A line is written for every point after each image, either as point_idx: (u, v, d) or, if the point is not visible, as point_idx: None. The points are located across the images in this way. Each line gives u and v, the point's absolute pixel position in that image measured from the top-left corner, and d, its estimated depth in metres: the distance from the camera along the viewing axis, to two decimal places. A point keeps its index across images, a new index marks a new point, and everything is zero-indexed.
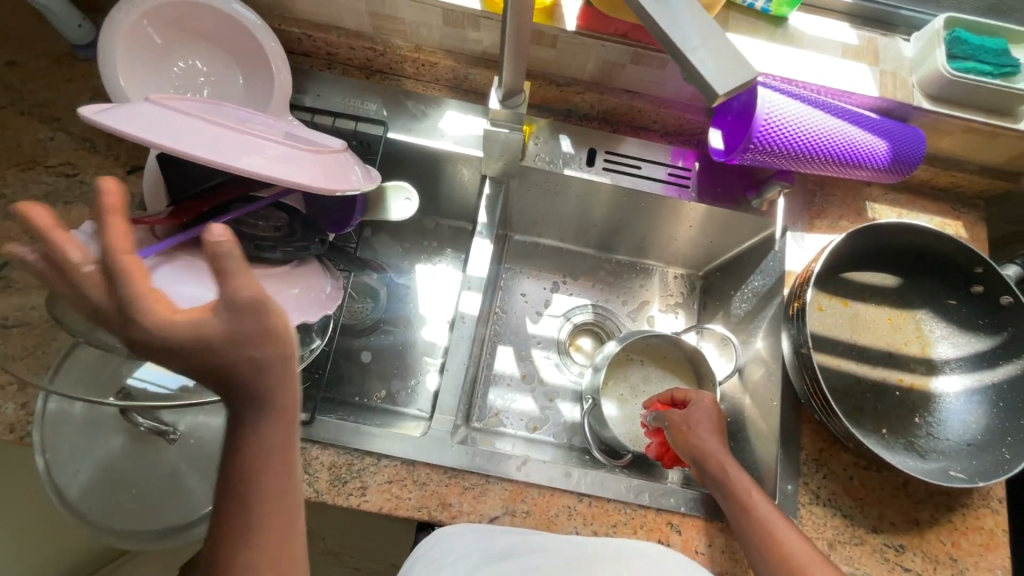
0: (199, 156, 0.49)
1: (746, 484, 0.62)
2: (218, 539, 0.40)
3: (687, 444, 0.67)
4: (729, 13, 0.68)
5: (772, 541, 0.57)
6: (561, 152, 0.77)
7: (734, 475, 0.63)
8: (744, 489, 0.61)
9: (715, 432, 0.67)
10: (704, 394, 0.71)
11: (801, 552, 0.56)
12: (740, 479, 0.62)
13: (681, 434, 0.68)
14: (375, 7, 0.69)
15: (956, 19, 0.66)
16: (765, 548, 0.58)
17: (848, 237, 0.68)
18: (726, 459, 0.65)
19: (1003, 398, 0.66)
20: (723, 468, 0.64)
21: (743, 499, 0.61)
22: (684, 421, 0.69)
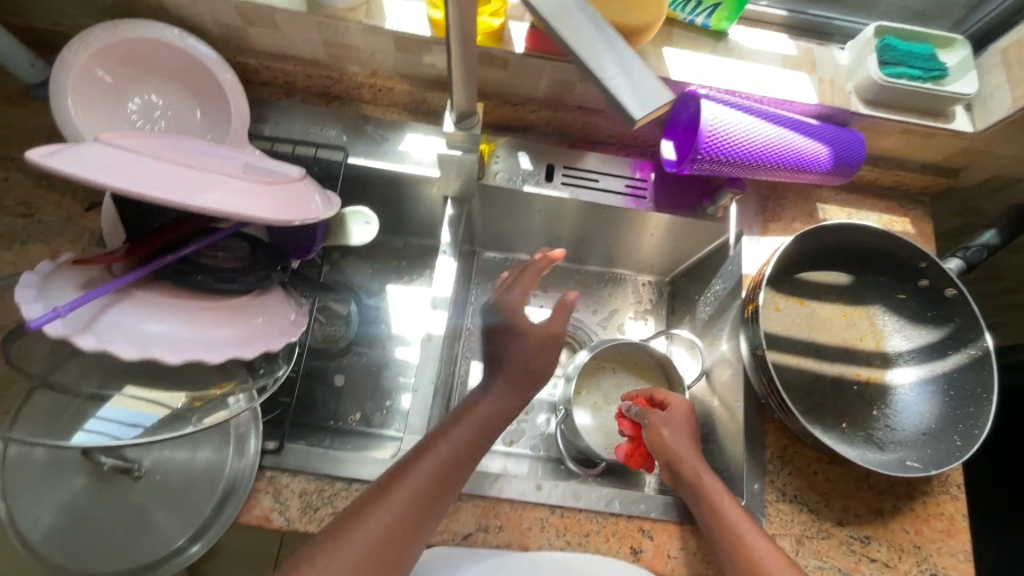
0: (153, 195, 0.50)
1: (715, 486, 0.63)
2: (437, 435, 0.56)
3: (663, 447, 0.68)
4: (672, 30, 0.71)
5: (740, 545, 0.59)
6: (520, 168, 0.79)
7: (704, 479, 0.64)
8: (713, 492, 0.63)
9: (688, 435, 0.69)
10: (680, 398, 0.73)
11: (770, 558, 0.57)
12: (708, 482, 0.64)
13: (656, 436, 0.69)
14: (328, 37, 0.70)
15: (885, 27, 0.70)
16: (734, 551, 0.59)
17: (797, 240, 0.71)
18: (697, 461, 0.66)
19: (953, 387, 0.68)
20: (694, 473, 0.65)
21: (713, 502, 0.62)
22: (663, 424, 0.70)
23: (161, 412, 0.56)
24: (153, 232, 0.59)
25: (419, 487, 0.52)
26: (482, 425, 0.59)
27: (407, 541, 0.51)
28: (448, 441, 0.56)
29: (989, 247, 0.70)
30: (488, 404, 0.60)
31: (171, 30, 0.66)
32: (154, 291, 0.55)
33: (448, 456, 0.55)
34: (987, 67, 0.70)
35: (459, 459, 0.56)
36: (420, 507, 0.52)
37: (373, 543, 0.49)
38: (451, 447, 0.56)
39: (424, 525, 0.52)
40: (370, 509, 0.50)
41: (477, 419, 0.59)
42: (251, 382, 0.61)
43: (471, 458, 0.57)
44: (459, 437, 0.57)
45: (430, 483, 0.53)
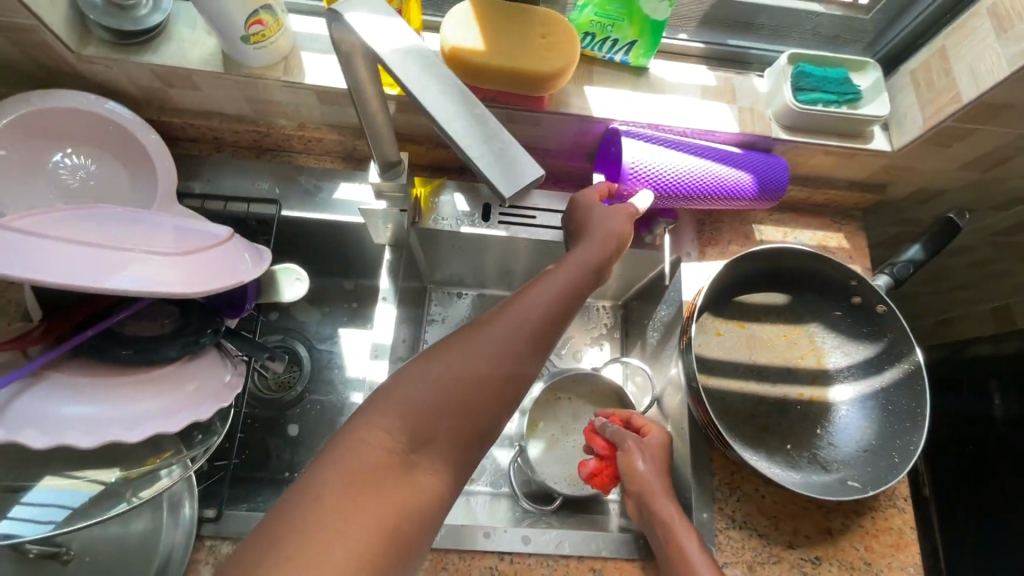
0: (64, 279, 0.49)
1: (671, 516, 0.63)
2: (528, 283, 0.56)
3: (637, 478, 0.65)
4: (592, 69, 0.72)
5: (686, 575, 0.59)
6: (456, 209, 0.79)
7: (664, 510, 0.63)
8: (673, 524, 0.62)
9: (661, 466, 0.67)
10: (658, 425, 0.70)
11: None
12: (666, 513, 0.63)
13: (630, 464, 0.66)
14: (250, 94, 0.70)
15: (798, 55, 0.71)
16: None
17: (729, 267, 0.72)
18: (660, 490, 0.64)
19: (890, 401, 0.70)
20: (655, 504, 0.63)
21: (667, 533, 0.62)
22: (638, 452, 0.67)
23: (95, 489, 0.56)
24: (70, 306, 0.58)
25: (528, 316, 0.52)
26: (584, 270, 0.58)
27: (519, 362, 0.50)
28: (552, 281, 0.56)
29: (914, 262, 0.72)
30: (584, 252, 0.59)
31: (87, 97, 0.66)
32: (74, 370, 0.55)
33: (555, 292, 0.54)
34: (898, 88, 0.72)
35: (567, 295, 0.55)
36: (523, 339, 0.51)
37: (491, 353, 0.49)
38: (557, 284, 0.55)
39: (535, 352, 0.52)
40: (482, 328, 0.51)
41: (578, 263, 0.58)
42: (185, 452, 0.60)
43: (578, 300, 0.56)
44: (562, 277, 0.56)
45: (541, 311, 0.53)
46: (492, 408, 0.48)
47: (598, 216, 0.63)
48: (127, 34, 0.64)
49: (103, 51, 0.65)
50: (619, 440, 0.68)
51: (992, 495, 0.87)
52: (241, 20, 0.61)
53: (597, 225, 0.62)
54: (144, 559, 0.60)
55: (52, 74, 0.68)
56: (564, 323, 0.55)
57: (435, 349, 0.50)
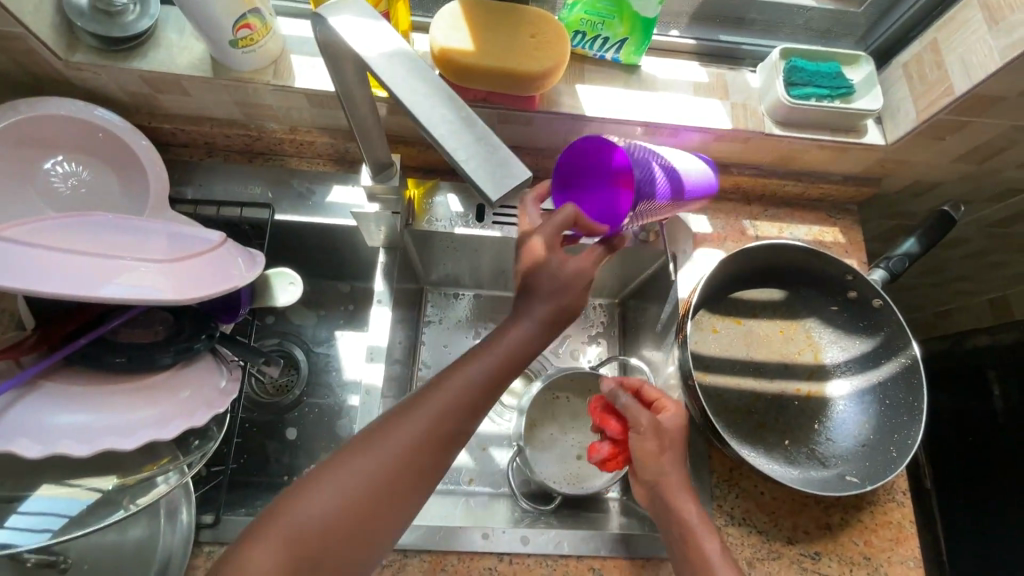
0: (56, 289, 0.49)
1: (690, 511, 0.59)
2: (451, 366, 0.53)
3: (656, 465, 0.60)
4: (583, 67, 0.72)
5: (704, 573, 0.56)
6: (449, 210, 0.79)
7: (682, 507, 0.59)
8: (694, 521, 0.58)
9: (679, 452, 0.61)
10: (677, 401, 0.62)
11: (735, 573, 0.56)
12: (687, 509, 0.59)
13: (646, 450, 0.60)
14: (241, 98, 0.70)
15: (790, 49, 0.71)
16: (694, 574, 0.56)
17: (724, 263, 0.71)
18: (677, 484, 0.60)
19: (888, 395, 0.69)
20: (674, 499, 0.59)
21: (686, 530, 0.58)
22: (651, 434, 0.60)
23: (93, 497, 0.56)
24: (62, 313, 0.57)
25: (443, 413, 0.50)
26: (517, 351, 0.54)
27: (426, 466, 0.49)
28: (476, 369, 0.52)
29: (910, 255, 0.72)
30: (523, 330, 0.54)
31: (75, 104, 0.66)
32: (68, 379, 0.55)
33: (477, 380, 0.52)
34: (891, 81, 0.72)
35: (490, 384, 0.53)
36: (432, 441, 0.50)
37: (400, 458, 0.48)
38: (481, 372, 0.52)
39: (445, 451, 0.50)
40: (396, 426, 0.49)
41: (511, 345, 0.54)
42: (181, 458, 0.60)
43: (506, 382, 0.54)
44: (487, 362, 0.53)
45: (464, 401, 0.51)
46: (394, 514, 0.48)
47: (550, 281, 0.54)
48: (114, 40, 0.64)
49: (91, 57, 0.64)
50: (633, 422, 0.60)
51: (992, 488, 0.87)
52: (229, 25, 0.60)
53: (544, 300, 0.54)
54: (143, 565, 0.60)
55: (42, 81, 0.68)
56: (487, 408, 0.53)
57: (344, 449, 0.49)
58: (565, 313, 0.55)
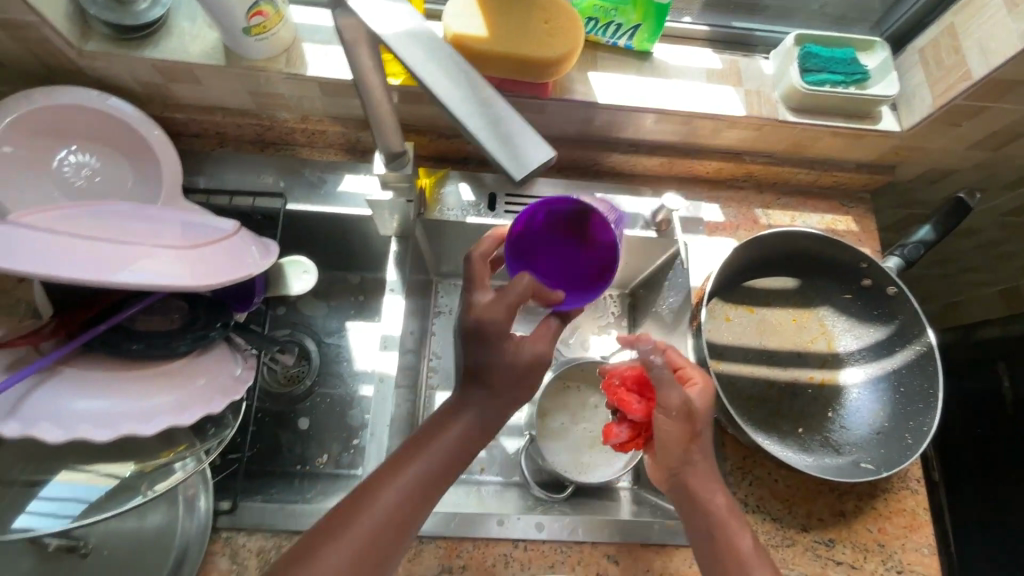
0: (72, 274, 0.49)
1: (717, 500, 0.59)
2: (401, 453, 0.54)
3: (687, 451, 0.58)
4: (596, 54, 0.72)
5: (735, 560, 0.55)
6: (461, 199, 0.79)
7: (708, 496, 0.58)
8: (722, 509, 0.58)
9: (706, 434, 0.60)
10: (703, 374, 0.60)
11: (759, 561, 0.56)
12: (714, 499, 0.58)
13: (679, 435, 0.58)
14: (253, 87, 0.70)
15: (804, 35, 0.71)
16: (725, 562, 0.56)
17: (739, 250, 0.71)
18: (704, 473, 0.59)
19: (903, 382, 0.69)
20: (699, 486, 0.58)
21: (715, 520, 0.58)
22: (680, 418, 0.57)
23: (111, 484, 0.56)
24: (80, 302, 0.58)
25: (378, 526, 0.50)
26: (452, 450, 0.54)
27: (381, 558, 0.50)
28: (427, 455, 0.53)
29: (925, 243, 0.71)
30: (458, 431, 0.54)
31: (89, 94, 0.66)
32: (87, 366, 0.55)
33: (410, 487, 0.52)
34: (907, 67, 0.71)
35: (425, 490, 0.52)
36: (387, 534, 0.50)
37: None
38: (413, 479, 0.52)
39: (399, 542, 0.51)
40: (327, 545, 0.48)
41: (447, 445, 0.54)
42: (198, 445, 0.60)
43: (445, 482, 0.54)
44: (423, 467, 0.53)
45: (416, 489, 0.52)
46: None
47: (497, 370, 0.55)
48: (127, 28, 0.64)
49: (104, 46, 0.64)
50: (665, 404, 0.57)
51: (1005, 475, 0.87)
52: (243, 12, 0.60)
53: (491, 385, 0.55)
54: (162, 551, 0.61)
55: (56, 71, 0.68)
56: (426, 511, 0.53)
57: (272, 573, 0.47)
58: (504, 406, 0.56)
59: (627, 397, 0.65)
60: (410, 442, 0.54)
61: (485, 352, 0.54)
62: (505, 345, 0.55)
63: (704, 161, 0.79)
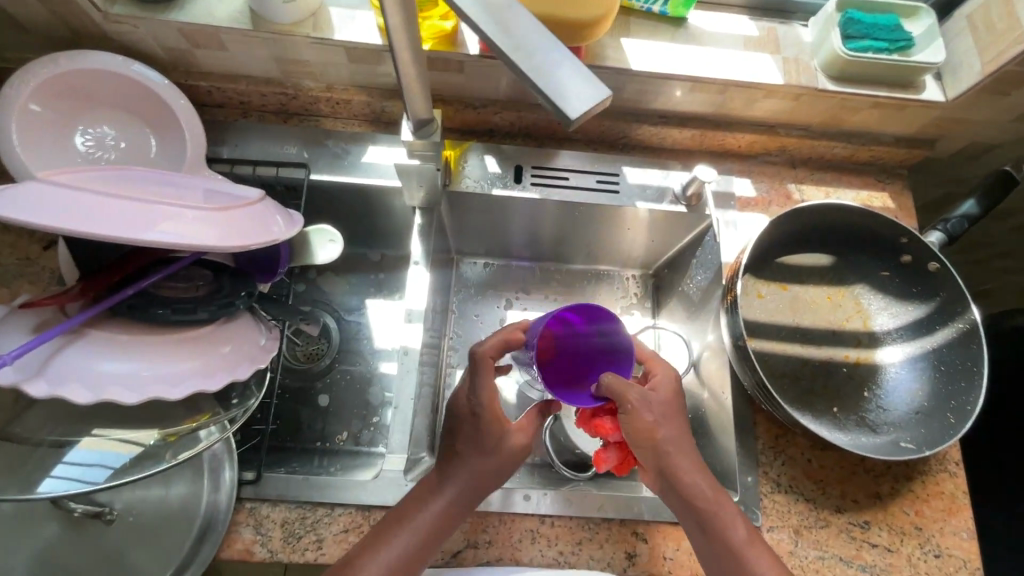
0: (92, 232, 0.48)
1: (702, 489, 0.57)
2: (391, 518, 0.56)
3: (653, 442, 0.57)
4: (629, 19, 0.70)
5: (733, 553, 0.55)
6: (487, 172, 0.77)
7: (689, 480, 0.57)
8: (708, 494, 0.57)
9: (673, 419, 0.59)
10: (663, 364, 0.63)
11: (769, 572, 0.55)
12: (698, 485, 0.57)
13: (641, 426, 0.57)
14: (279, 53, 0.69)
15: (846, 1, 0.68)
16: (721, 554, 0.56)
17: (775, 223, 0.69)
18: (683, 458, 0.58)
19: (943, 363, 0.67)
20: (682, 480, 0.57)
21: (702, 506, 0.57)
22: (643, 407, 0.56)
23: (133, 451, 0.55)
24: (107, 268, 0.56)
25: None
26: (436, 522, 0.56)
27: None
28: (414, 523, 0.55)
29: (969, 218, 0.69)
30: (436, 508, 0.56)
31: (115, 59, 0.65)
32: (113, 329, 0.54)
33: (398, 553, 0.54)
34: (953, 34, 0.69)
35: (405, 564, 0.54)
36: None
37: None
38: (401, 546, 0.54)
39: None
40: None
41: (433, 512, 0.56)
42: (222, 414, 0.59)
43: (423, 560, 0.55)
44: (403, 545, 0.54)
45: (406, 555, 0.54)
46: None
47: (479, 444, 0.57)
48: None
49: (130, 9, 0.64)
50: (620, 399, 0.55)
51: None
52: None
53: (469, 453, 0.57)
54: (186, 520, 0.60)
55: (82, 36, 0.67)
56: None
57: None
58: (485, 477, 0.57)
59: (603, 418, 0.60)
60: (400, 507, 0.57)
61: (462, 430, 0.58)
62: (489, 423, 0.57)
63: (736, 133, 0.77)
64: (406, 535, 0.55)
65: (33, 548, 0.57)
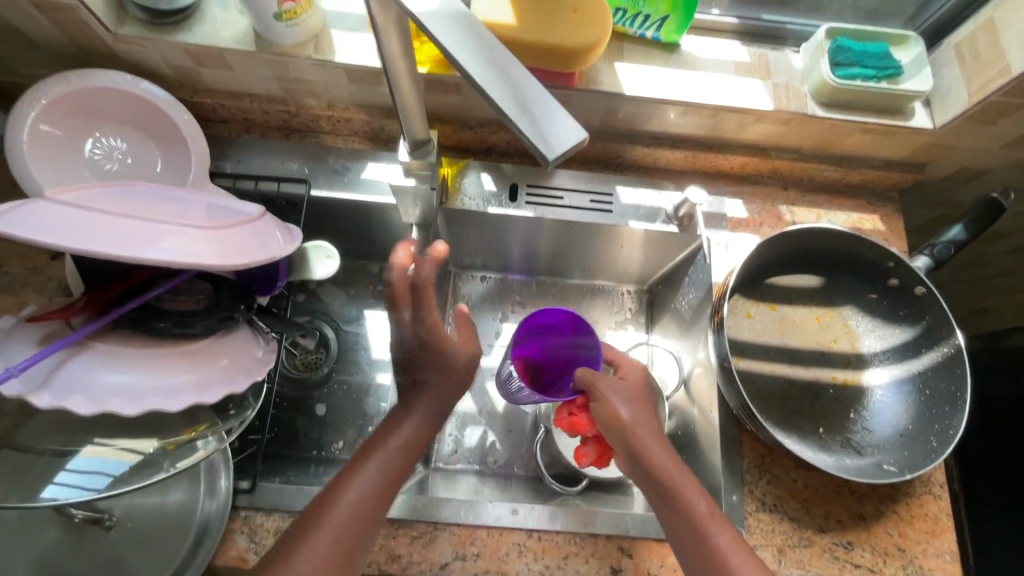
0: (98, 251, 0.49)
1: (667, 465, 0.57)
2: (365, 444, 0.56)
3: (622, 428, 0.59)
4: (623, 44, 0.71)
5: (695, 527, 0.54)
6: (483, 190, 0.79)
7: (651, 452, 0.57)
8: (670, 470, 0.57)
9: (638, 402, 0.61)
10: (636, 362, 0.67)
11: (733, 550, 0.53)
12: (658, 457, 0.57)
13: (608, 410, 0.60)
14: (281, 73, 0.71)
15: (836, 29, 0.69)
16: (685, 533, 0.55)
17: (764, 246, 0.70)
18: (647, 430, 0.59)
19: (929, 386, 0.68)
20: (644, 448, 0.58)
21: (664, 481, 0.56)
22: (614, 396, 0.60)
23: (132, 459, 0.57)
24: (110, 281, 0.59)
25: (340, 532, 0.51)
26: (411, 442, 0.57)
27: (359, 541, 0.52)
28: (390, 445, 0.56)
29: (956, 243, 0.70)
30: (409, 430, 0.57)
31: (123, 78, 0.67)
32: (114, 341, 0.56)
33: (377, 475, 0.54)
34: (941, 62, 0.70)
35: (385, 484, 0.54)
36: (364, 518, 0.52)
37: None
38: (380, 468, 0.54)
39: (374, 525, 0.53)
40: (292, 554, 0.49)
41: (406, 433, 0.57)
42: (219, 424, 0.61)
43: (395, 490, 0.55)
44: (377, 471, 0.54)
45: (386, 476, 0.54)
46: None
47: (432, 366, 0.59)
48: (161, 13, 0.65)
49: (138, 30, 0.66)
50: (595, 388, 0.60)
51: (1021, 479, 0.84)
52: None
53: (435, 373, 0.59)
54: (183, 526, 0.62)
55: (91, 55, 0.69)
56: (382, 518, 0.54)
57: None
58: (447, 404, 0.60)
59: (579, 415, 0.65)
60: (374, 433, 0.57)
61: (415, 355, 0.60)
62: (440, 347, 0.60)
63: (728, 155, 0.79)
64: (385, 457, 0.55)
65: (33, 552, 0.59)
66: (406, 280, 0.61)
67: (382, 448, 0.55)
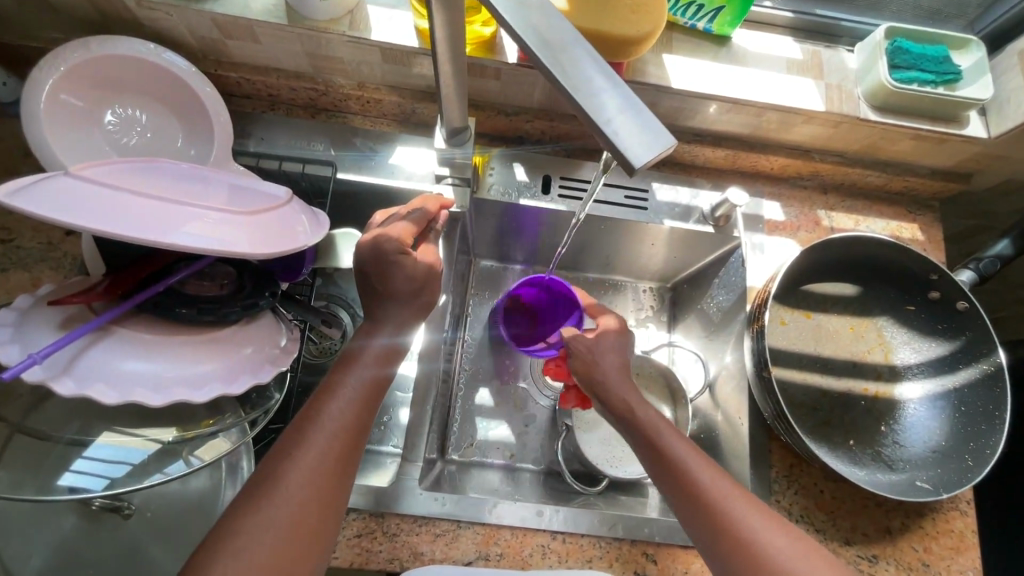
0: (127, 235, 0.45)
1: (638, 405, 0.59)
2: (341, 360, 0.57)
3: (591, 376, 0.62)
4: (672, 35, 0.68)
5: (660, 454, 0.55)
6: (515, 180, 0.77)
7: (625, 394, 0.59)
8: (642, 411, 0.58)
9: (619, 356, 0.64)
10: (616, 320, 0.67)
11: (708, 477, 0.52)
12: (626, 395, 0.60)
13: (582, 359, 0.62)
14: (313, 49, 0.68)
15: (895, 29, 0.66)
16: (659, 465, 0.54)
17: (806, 251, 0.68)
18: (614, 361, 0.63)
19: (964, 402, 0.66)
20: (610, 386, 0.60)
21: (637, 421, 0.57)
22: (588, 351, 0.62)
23: (152, 449, 0.55)
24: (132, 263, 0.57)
25: (333, 435, 0.51)
26: (388, 354, 0.58)
27: (354, 447, 0.52)
28: (370, 358, 0.57)
29: (1001, 258, 0.69)
30: (385, 344, 0.58)
31: (146, 46, 0.64)
32: (137, 327, 0.53)
33: (362, 384, 0.55)
34: (1003, 68, 0.67)
35: (371, 389, 0.55)
36: (353, 422, 0.53)
37: (300, 495, 0.48)
38: (363, 376, 0.55)
39: (364, 431, 0.54)
40: (285, 467, 0.48)
41: (382, 344, 0.58)
42: (243, 415, 0.59)
43: (376, 403, 0.56)
44: (360, 379, 0.55)
45: (370, 382, 0.56)
46: (339, 495, 0.50)
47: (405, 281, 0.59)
48: None
49: None
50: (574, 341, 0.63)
51: None
52: None
53: (400, 285, 0.59)
54: (204, 515, 0.61)
55: (112, 19, 0.66)
56: (369, 429, 0.55)
57: (243, 498, 0.47)
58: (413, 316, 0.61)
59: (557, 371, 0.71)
60: (348, 350, 0.58)
61: (382, 276, 0.59)
62: (398, 267, 0.59)
63: (770, 156, 0.76)
64: (365, 368, 0.56)
65: (48, 539, 0.57)
66: (394, 217, 0.63)
67: (359, 360, 0.56)
